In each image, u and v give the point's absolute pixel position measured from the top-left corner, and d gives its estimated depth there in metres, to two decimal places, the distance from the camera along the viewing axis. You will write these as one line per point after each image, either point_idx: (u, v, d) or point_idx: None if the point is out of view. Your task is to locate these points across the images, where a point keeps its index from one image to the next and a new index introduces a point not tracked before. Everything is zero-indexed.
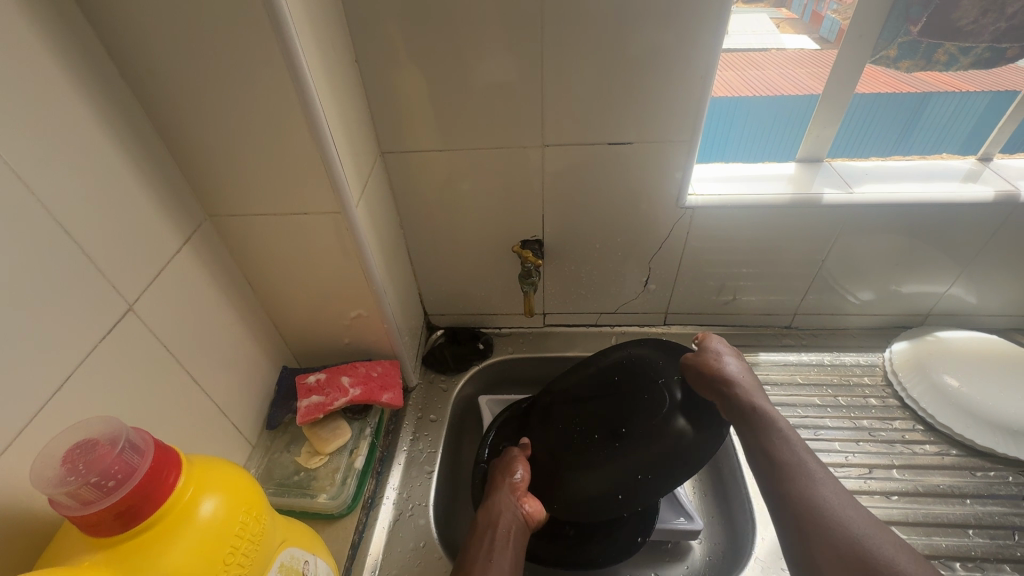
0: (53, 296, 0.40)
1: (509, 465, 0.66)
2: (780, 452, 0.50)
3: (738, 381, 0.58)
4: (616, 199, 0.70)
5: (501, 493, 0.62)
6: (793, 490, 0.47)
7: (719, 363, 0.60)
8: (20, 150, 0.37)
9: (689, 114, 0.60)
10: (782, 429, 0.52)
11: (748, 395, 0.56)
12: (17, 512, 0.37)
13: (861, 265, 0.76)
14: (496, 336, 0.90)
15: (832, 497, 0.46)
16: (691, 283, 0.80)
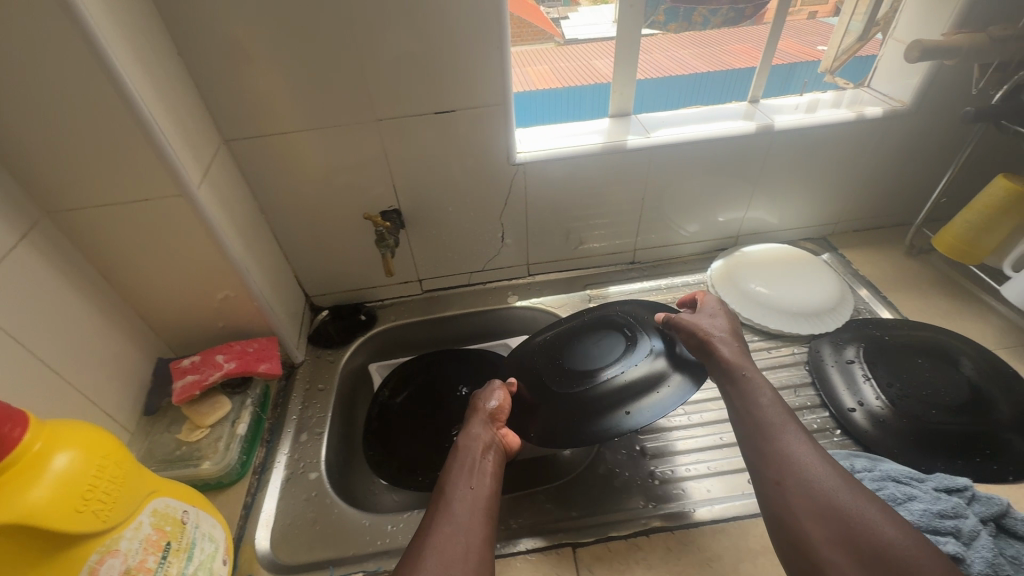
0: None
1: (489, 395, 0.69)
2: (758, 411, 0.56)
3: (720, 338, 0.64)
4: (456, 163, 0.79)
5: (483, 426, 0.64)
6: (771, 444, 0.53)
7: (705, 322, 0.67)
8: None
9: (497, 79, 0.70)
10: (768, 392, 0.57)
11: (737, 353, 0.62)
12: None
13: (674, 199, 0.91)
14: (378, 307, 0.96)
15: (807, 450, 0.51)
16: (541, 232, 0.91)
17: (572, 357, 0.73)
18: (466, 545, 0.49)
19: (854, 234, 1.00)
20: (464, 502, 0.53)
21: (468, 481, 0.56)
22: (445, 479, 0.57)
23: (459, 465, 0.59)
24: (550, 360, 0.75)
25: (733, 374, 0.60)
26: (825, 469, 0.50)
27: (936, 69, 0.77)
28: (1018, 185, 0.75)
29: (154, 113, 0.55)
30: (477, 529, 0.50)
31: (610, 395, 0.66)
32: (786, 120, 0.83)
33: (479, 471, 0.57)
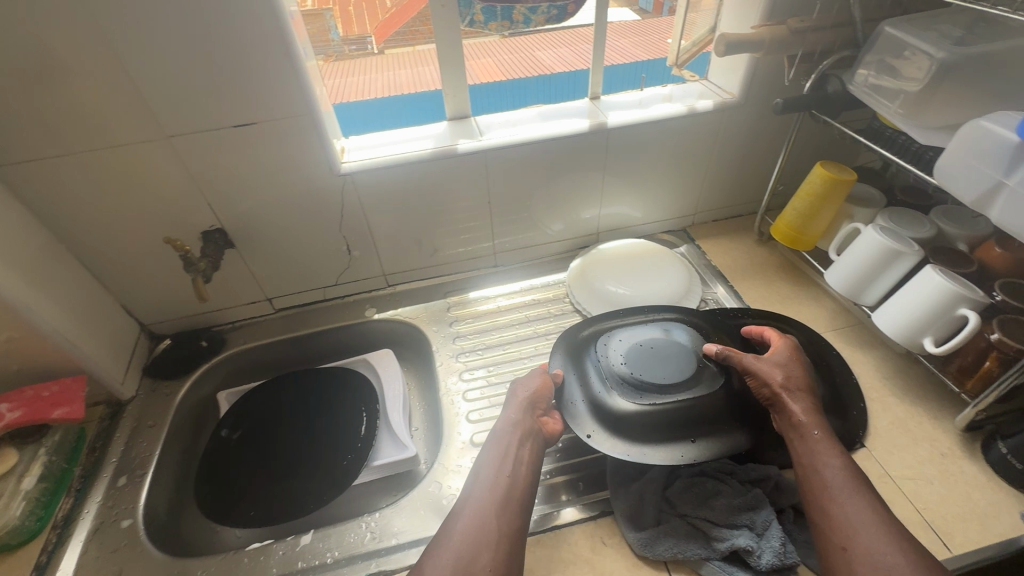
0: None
1: (519, 389, 0.69)
2: (814, 472, 0.55)
3: (794, 387, 0.61)
4: (276, 178, 0.75)
5: (524, 392, 0.68)
6: (835, 510, 0.52)
7: (775, 371, 0.62)
8: None
9: (296, 88, 0.67)
10: (834, 458, 0.55)
11: (807, 411, 0.59)
12: None
13: (524, 201, 0.89)
14: (228, 330, 0.91)
15: (870, 522, 0.51)
16: (389, 242, 0.88)
17: (581, 380, 0.68)
18: (480, 541, 0.55)
19: (712, 224, 1.02)
20: (478, 493, 0.60)
21: (497, 471, 0.61)
22: (475, 467, 0.63)
23: (490, 448, 0.64)
24: (592, 373, 0.69)
25: (801, 428, 0.58)
26: (885, 532, 0.50)
27: (753, 62, 0.79)
28: (833, 172, 0.77)
29: None
30: (480, 539, 0.55)
31: (658, 428, 0.62)
32: (619, 117, 0.83)
33: (516, 447, 0.63)
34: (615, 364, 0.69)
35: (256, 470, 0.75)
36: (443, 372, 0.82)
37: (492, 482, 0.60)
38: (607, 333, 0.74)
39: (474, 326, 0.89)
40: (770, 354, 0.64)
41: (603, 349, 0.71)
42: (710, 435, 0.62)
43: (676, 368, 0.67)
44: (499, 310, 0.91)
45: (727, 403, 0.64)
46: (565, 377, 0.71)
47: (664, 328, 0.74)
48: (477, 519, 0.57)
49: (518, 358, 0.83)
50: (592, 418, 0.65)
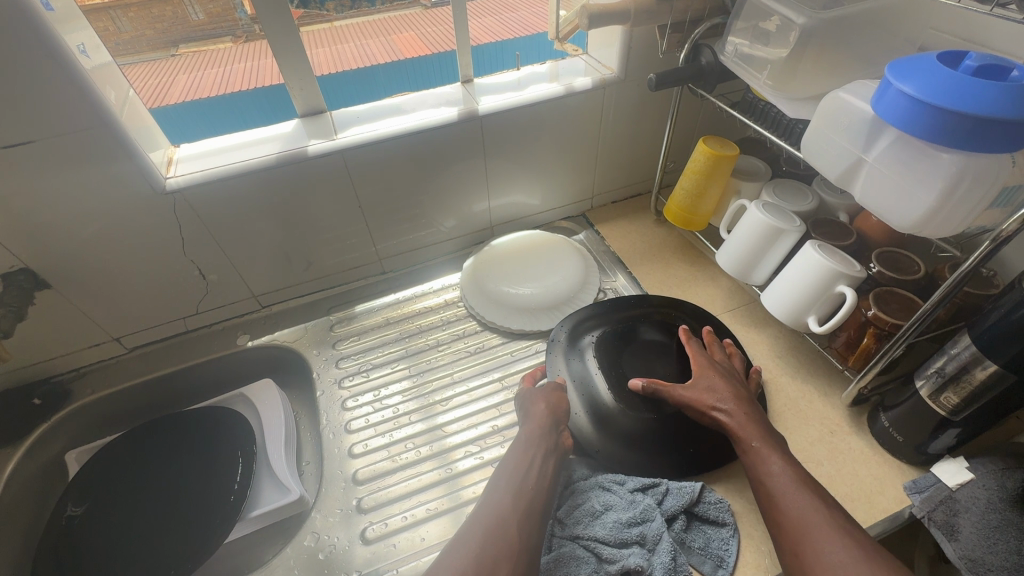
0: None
1: (534, 400, 0.64)
2: (760, 473, 0.52)
3: (728, 402, 0.58)
4: (83, 204, 0.62)
5: (544, 403, 0.63)
6: (782, 517, 0.49)
7: (708, 393, 0.59)
8: None
9: (82, 93, 0.55)
10: (768, 461, 0.52)
11: (743, 425, 0.56)
12: None
13: (402, 201, 0.81)
14: (72, 380, 0.78)
15: (817, 518, 0.47)
16: (250, 262, 0.77)
17: (579, 393, 0.66)
18: (502, 543, 0.51)
19: (612, 206, 0.98)
20: (495, 497, 0.55)
21: (524, 475, 0.56)
22: (494, 476, 0.58)
23: (517, 450, 0.59)
24: (588, 384, 0.67)
25: (740, 437, 0.55)
26: (828, 531, 0.46)
27: (627, 33, 0.73)
28: (715, 148, 0.74)
29: None
30: (498, 542, 0.51)
31: (651, 441, 0.62)
32: (491, 102, 0.76)
33: (542, 448, 0.59)
34: (612, 376, 0.67)
35: (108, 543, 0.65)
36: (325, 401, 0.74)
37: (514, 482, 0.56)
38: (597, 338, 0.72)
39: (362, 343, 0.81)
40: (696, 376, 0.61)
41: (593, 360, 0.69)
42: (713, 439, 0.61)
43: (663, 374, 0.67)
44: (386, 324, 0.83)
45: (676, 425, 0.62)
46: (565, 384, 0.68)
47: (652, 331, 0.72)
48: (498, 514, 0.53)
49: (406, 376, 0.76)
50: (596, 432, 0.63)
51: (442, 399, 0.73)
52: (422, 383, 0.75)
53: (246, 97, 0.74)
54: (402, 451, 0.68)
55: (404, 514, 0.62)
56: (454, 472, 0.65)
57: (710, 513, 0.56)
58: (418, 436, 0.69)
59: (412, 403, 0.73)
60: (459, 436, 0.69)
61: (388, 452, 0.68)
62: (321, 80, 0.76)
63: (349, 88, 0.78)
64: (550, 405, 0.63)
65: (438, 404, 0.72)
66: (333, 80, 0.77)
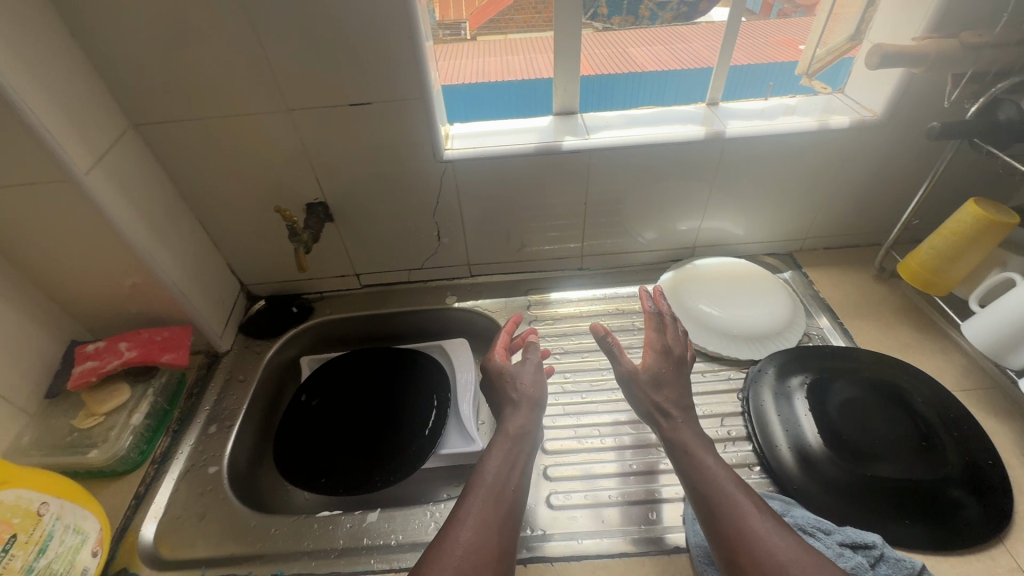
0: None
1: (500, 373, 0.71)
2: (714, 485, 0.55)
3: (697, 398, 0.64)
4: (383, 162, 0.76)
5: (532, 379, 0.69)
6: (720, 516, 0.52)
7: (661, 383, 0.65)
8: None
9: (415, 69, 0.66)
10: (714, 465, 0.57)
11: (687, 423, 0.62)
12: None
13: (620, 205, 0.85)
14: (316, 300, 0.94)
15: (767, 524, 0.51)
16: (478, 233, 0.87)
17: (782, 429, 0.67)
18: (487, 540, 0.52)
19: (823, 252, 0.93)
20: (482, 483, 0.57)
21: (505, 476, 0.58)
22: (480, 461, 0.60)
23: (500, 440, 0.62)
24: (792, 423, 0.67)
25: (681, 437, 0.61)
26: (765, 530, 0.50)
27: (907, 78, 0.70)
28: (988, 211, 0.67)
29: (34, 102, 0.53)
30: (487, 537, 0.52)
31: (863, 498, 0.59)
32: (738, 126, 0.77)
33: (522, 450, 0.62)
34: (821, 421, 0.66)
35: (331, 436, 0.78)
36: None
37: (502, 474, 0.59)
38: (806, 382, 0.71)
39: (554, 328, 0.87)
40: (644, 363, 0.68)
41: (802, 403, 0.68)
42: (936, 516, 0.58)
43: (880, 436, 0.64)
44: (578, 317, 0.88)
45: (889, 489, 0.60)
46: (769, 416, 0.68)
47: (866, 391, 0.69)
48: (474, 501, 0.55)
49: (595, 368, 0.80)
50: (800, 471, 0.63)
51: (628, 398, 0.75)
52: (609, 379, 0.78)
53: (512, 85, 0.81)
54: (587, 438, 0.71)
55: (587, 494, 0.64)
56: (635, 470, 0.67)
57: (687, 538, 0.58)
58: (602, 426, 0.72)
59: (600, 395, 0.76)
60: (639, 435, 0.71)
61: (573, 433, 0.71)
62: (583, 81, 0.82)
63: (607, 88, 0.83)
64: (534, 376, 0.69)
65: (621, 402, 0.75)
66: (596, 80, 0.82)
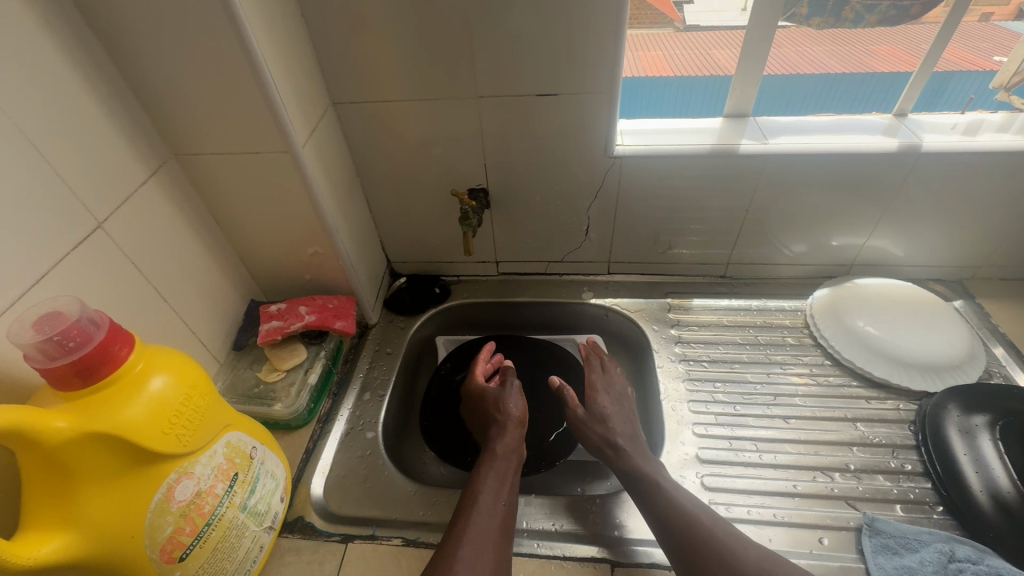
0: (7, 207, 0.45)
1: (486, 392, 0.74)
2: (691, 523, 0.56)
3: (624, 433, 0.67)
4: (552, 153, 0.76)
5: (520, 405, 0.71)
6: (703, 552, 0.54)
7: (600, 422, 0.69)
8: (13, 93, 0.45)
9: (609, 65, 0.66)
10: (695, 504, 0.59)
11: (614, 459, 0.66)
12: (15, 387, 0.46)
13: (782, 214, 0.81)
14: (454, 282, 0.97)
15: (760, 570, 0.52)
16: (628, 231, 0.86)
17: (968, 470, 0.61)
18: (484, 552, 0.54)
19: (999, 282, 0.86)
20: (487, 496, 0.60)
21: (495, 496, 0.61)
22: (477, 483, 0.61)
23: (495, 459, 0.65)
24: (981, 465, 0.61)
25: (636, 465, 0.63)
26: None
27: None
28: None
29: (277, 78, 0.57)
30: (485, 551, 0.54)
31: None
32: (934, 141, 0.72)
33: (510, 469, 0.64)
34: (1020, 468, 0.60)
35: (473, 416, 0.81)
36: (663, 375, 0.79)
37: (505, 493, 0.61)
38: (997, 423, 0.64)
39: (697, 335, 0.84)
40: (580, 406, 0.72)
41: (991, 445, 0.63)
42: None
43: None
44: (724, 325, 0.85)
45: None
46: (952, 454, 0.63)
47: None
48: (478, 515, 0.58)
49: (748, 381, 0.77)
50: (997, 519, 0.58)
51: (786, 416, 0.72)
52: (762, 394, 0.75)
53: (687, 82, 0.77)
54: (744, 449, 0.69)
55: (747, 508, 0.63)
56: (799, 491, 0.64)
57: (651, 551, 0.61)
58: (761, 441, 0.70)
59: (755, 409, 0.73)
60: (801, 456, 0.68)
61: (729, 444, 0.70)
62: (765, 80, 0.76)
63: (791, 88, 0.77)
64: (523, 408, 0.72)
65: (778, 419, 0.72)
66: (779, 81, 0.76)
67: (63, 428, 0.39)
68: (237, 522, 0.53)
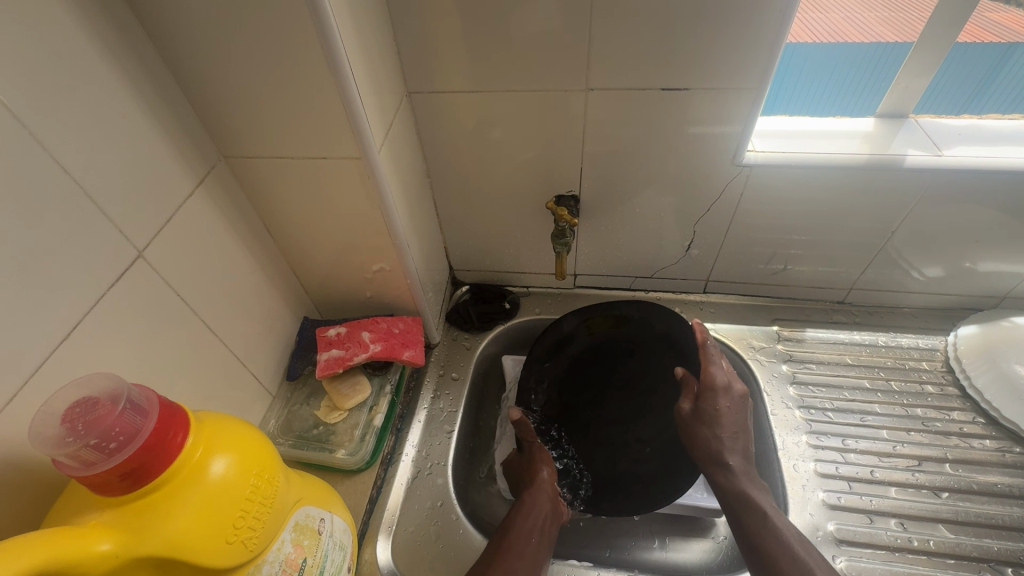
0: (29, 240, 0.36)
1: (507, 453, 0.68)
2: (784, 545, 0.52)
3: (734, 447, 0.60)
4: (665, 158, 0.64)
5: (550, 468, 0.64)
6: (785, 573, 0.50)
7: (710, 423, 0.61)
8: (27, 92, 0.35)
9: (755, 53, 0.53)
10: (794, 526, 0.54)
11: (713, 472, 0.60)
12: (43, 467, 0.37)
13: (934, 238, 0.67)
14: (523, 295, 0.85)
15: None
16: (739, 250, 0.73)
17: None
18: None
19: None
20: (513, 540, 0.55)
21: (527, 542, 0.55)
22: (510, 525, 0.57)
23: (533, 509, 0.59)
24: None
25: (740, 488, 0.58)
26: None
27: None
28: None
29: (353, 64, 0.46)
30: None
31: None
32: None
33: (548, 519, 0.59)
34: None
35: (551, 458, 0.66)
36: (777, 425, 0.68)
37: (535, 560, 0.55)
38: None
39: (816, 374, 0.73)
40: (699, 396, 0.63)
41: None
42: None
43: None
44: (846, 364, 0.73)
45: None
46: None
47: None
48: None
49: (883, 439, 0.66)
50: None
51: (935, 487, 0.61)
52: (902, 455, 0.64)
53: (835, 61, 0.63)
54: (887, 527, 0.59)
55: None
56: None
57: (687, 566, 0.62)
58: (907, 519, 0.59)
59: (895, 474, 0.63)
60: (960, 542, 0.57)
61: (868, 520, 0.59)
62: (952, 50, 0.60)
63: (962, 76, 0.64)
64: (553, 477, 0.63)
65: (926, 490, 0.61)
66: (960, 61, 0.62)
67: (107, 552, 0.31)
68: None
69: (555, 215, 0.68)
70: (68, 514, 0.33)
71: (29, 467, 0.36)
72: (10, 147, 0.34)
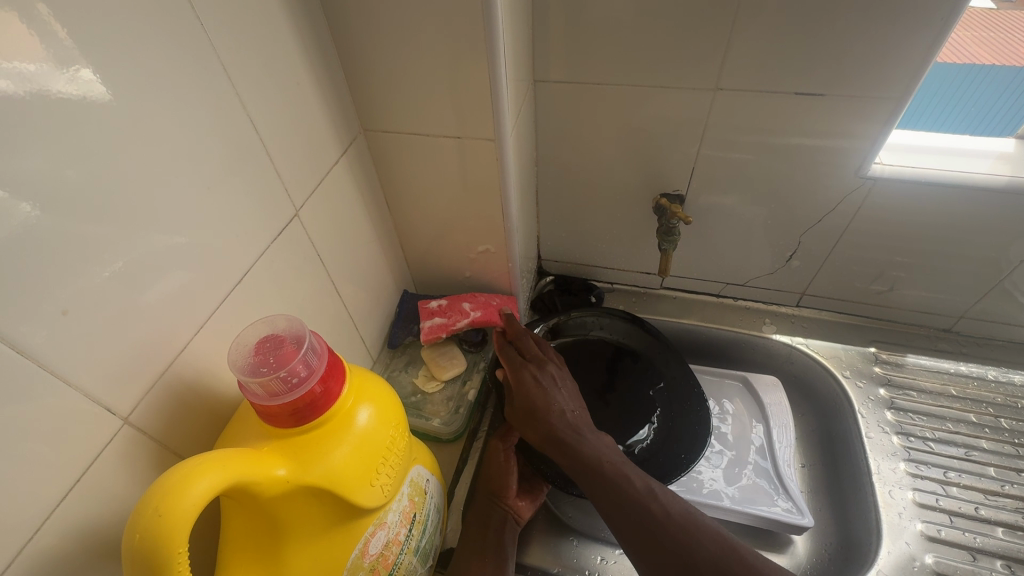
0: (223, 192, 0.40)
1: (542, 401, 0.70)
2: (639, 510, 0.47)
3: (563, 417, 0.54)
4: (782, 164, 0.62)
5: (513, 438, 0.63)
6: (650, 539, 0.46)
7: (552, 398, 0.55)
8: (237, 58, 0.38)
9: (902, 63, 0.52)
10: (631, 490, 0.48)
11: (580, 446, 0.51)
12: (215, 396, 0.41)
13: None
14: (608, 291, 0.86)
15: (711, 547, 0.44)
16: (843, 265, 0.71)
17: None
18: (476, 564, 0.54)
19: None
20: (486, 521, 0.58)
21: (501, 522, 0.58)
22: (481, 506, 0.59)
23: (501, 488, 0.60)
24: None
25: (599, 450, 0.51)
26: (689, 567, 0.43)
27: None
28: None
29: (504, 50, 0.47)
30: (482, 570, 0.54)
31: None
32: None
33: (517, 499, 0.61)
34: None
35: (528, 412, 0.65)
36: (873, 449, 0.66)
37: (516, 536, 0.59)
38: None
39: (915, 402, 0.70)
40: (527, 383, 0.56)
41: None
42: None
43: None
44: (950, 395, 0.70)
45: None
46: None
47: None
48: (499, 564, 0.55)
49: (989, 477, 0.63)
50: None
51: None
52: (1010, 496, 0.61)
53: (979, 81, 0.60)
54: (991, 567, 0.57)
55: None
56: None
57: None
58: (1015, 562, 0.57)
59: (1002, 514, 0.60)
60: None
61: (970, 558, 0.58)
62: None
63: None
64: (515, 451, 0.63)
65: None
66: None
67: (282, 477, 0.34)
68: (411, 568, 0.47)
69: (664, 213, 0.68)
70: (242, 440, 0.36)
71: (206, 393, 0.40)
72: (220, 106, 0.38)
